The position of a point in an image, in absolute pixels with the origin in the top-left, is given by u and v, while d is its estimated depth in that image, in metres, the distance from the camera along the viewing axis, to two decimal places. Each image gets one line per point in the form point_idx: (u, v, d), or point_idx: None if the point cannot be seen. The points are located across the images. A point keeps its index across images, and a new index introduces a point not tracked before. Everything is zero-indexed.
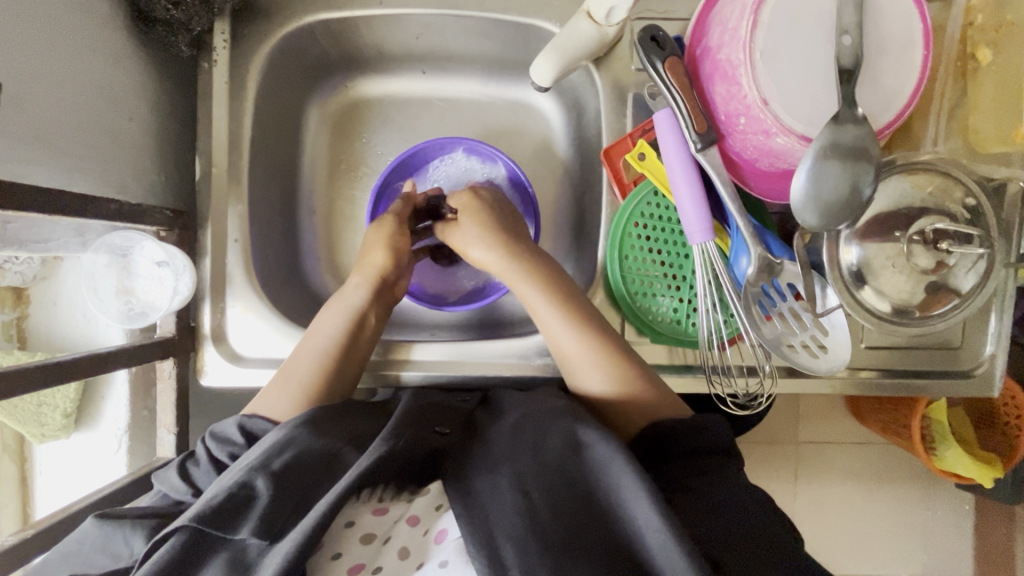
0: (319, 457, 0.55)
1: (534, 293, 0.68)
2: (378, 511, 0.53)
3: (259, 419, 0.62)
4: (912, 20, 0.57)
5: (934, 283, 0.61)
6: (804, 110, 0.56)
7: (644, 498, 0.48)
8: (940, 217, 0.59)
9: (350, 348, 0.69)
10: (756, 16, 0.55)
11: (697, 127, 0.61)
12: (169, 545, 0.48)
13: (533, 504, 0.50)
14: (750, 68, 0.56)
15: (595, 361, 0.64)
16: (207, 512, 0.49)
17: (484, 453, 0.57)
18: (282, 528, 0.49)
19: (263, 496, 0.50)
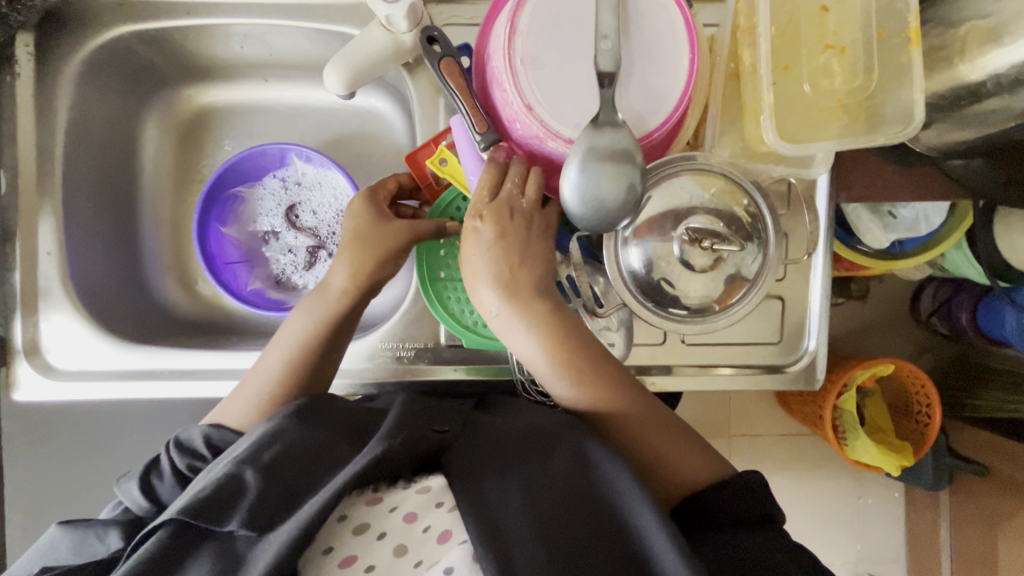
0: (307, 450, 0.55)
1: (532, 317, 0.62)
2: (372, 501, 0.53)
3: (223, 429, 0.63)
4: (676, 25, 0.59)
5: (715, 279, 0.62)
6: (568, 114, 0.58)
7: (642, 500, 0.51)
8: (707, 216, 0.61)
9: (317, 353, 0.67)
10: (513, 27, 0.57)
11: (477, 127, 0.60)
12: (156, 538, 0.50)
13: (534, 506, 0.51)
14: (510, 75, 0.57)
15: (582, 381, 0.62)
16: (195, 505, 0.50)
17: (482, 449, 0.57)
18: (271, 521, 0.50)
19: (251, 488, 0.51)
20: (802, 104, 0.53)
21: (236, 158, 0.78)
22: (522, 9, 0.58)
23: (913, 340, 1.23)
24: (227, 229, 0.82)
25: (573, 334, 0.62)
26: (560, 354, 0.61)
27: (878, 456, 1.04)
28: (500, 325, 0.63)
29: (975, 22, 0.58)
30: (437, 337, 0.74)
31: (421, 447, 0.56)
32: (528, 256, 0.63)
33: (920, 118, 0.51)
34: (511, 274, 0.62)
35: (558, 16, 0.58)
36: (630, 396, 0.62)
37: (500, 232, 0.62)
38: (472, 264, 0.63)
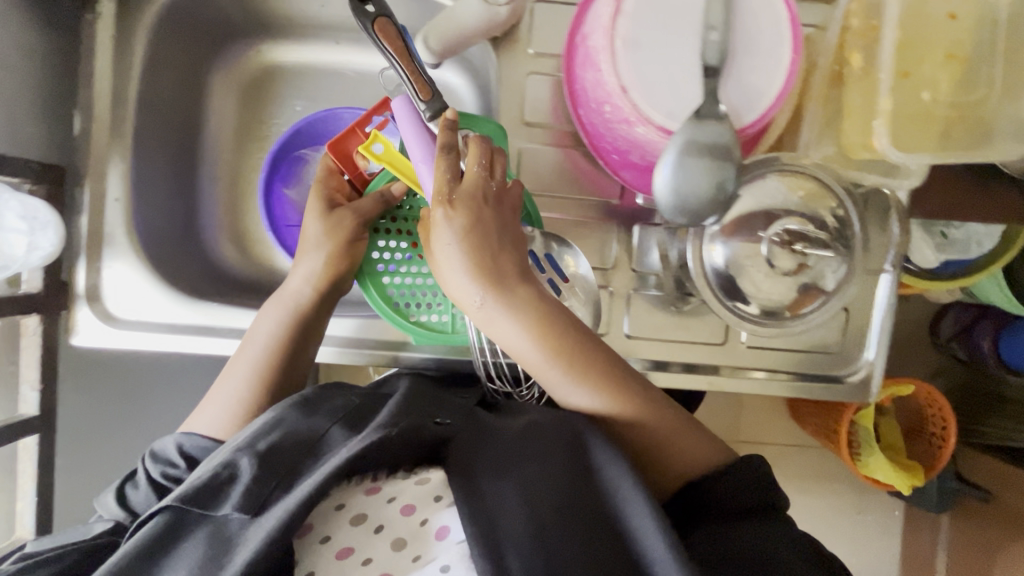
0: (304, 440, 0.55)
1: (518, 308, 0.59)
2: (371, 490, 0.52)
3: (196, 436, 0.62)
4: (781, 18, 0.57)
5: (797, 283, 0.61)
6: (663, 101, 0.56)
7: (640, 500, 0.49)
8: (801, 219, 0.60)
9: (286, 352, 0.68)
10: (618, 4, 0.55)
11: (421, 93, 0.62)
12: (154, 524, 0.50)
13: (531, 503, 0.50)
14: (609, 55, 0.55)
15: (577, 374, 0.59)
16: (191, 492, 0.50)
17: (482, 443, 0.55)
18: (264, 505, 0.49)
19: (245, 475, 0.51)
20: (919, 111, 0.52)
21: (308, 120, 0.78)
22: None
23: (931, 364, 1.24)
24: (290, 191, 0.80)
25: (562, 321, 0.60)
26: (544, 339, 0.59)
27: (891, 475, 1.04)
28: (484, 317, 0.60)
29: None
30: None
31: (421, 436, 0.55)
32: (501, 236, 0.61)
33: None
34: (486, 264, 0.60)
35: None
36: (627, 391, 0.60)
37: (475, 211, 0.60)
38: (444, 262, 0.60)
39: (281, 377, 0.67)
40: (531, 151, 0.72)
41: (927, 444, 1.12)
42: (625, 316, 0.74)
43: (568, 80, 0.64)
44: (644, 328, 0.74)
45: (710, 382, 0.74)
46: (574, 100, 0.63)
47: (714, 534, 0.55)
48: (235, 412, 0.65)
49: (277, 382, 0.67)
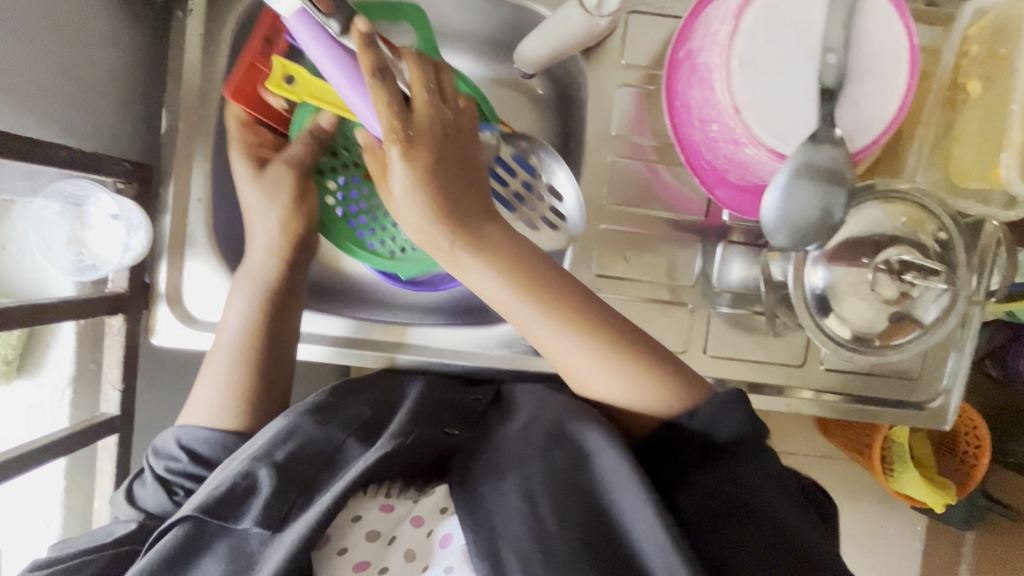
0: (320, 451, 0.57)
1: (484, 262, 0.57)
2: (385, 507, 0.57)
3: (191, 428, 0.64)
4: (901, 43, 0.55)
5: (896, 313, 0.60)
6: (776, 123, 0.55)
7: (633, 487, 0.49)
8: (909, 248, 0.59)
9: (263, 335, 0.67)
10: (737, 22, 0.54)
11: (324, 9, 0.51)
12: (173, 535, 0.52)
13: (531, 500, 0.52)
14: (725, 73, 0.54)
15: (562, 329, 0.57)
16: (211, 503, 0.52)
17: (484, 456, 0.59)
18: (285, 519, 0.52)
19: (266, 488, 0.53)
20: None
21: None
22: (750, 5, 0.54)
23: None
24: None
25: (532, 263, 0.57)
26: (526, 298, 0.57)
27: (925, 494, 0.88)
28: (451, 262, 0.58)
29: None
30: None
31: (428, 448, 0.61)
32: (466, 179, 0.58)
33: None
34: (447, 208, 0.56)
35: (786, 18, 0.54)
36: (636, 356, 0.57)
37: (435, 153, 0.56)
38: (398, 201, 0.57)
39: (269, 367, 0.67)
40: (617, 164, 0.71)
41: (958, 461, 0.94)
42: (704, 334, 0.73)
43: (667, 94, 0.63)
44: (721, 346, 0.73)
45: (785, 402, 0.74)
46: (673, 117, 0.62)
47: (697, 486, 0.52)
48: (233, 391, 0.66)
49: (264, 369, 0.67)
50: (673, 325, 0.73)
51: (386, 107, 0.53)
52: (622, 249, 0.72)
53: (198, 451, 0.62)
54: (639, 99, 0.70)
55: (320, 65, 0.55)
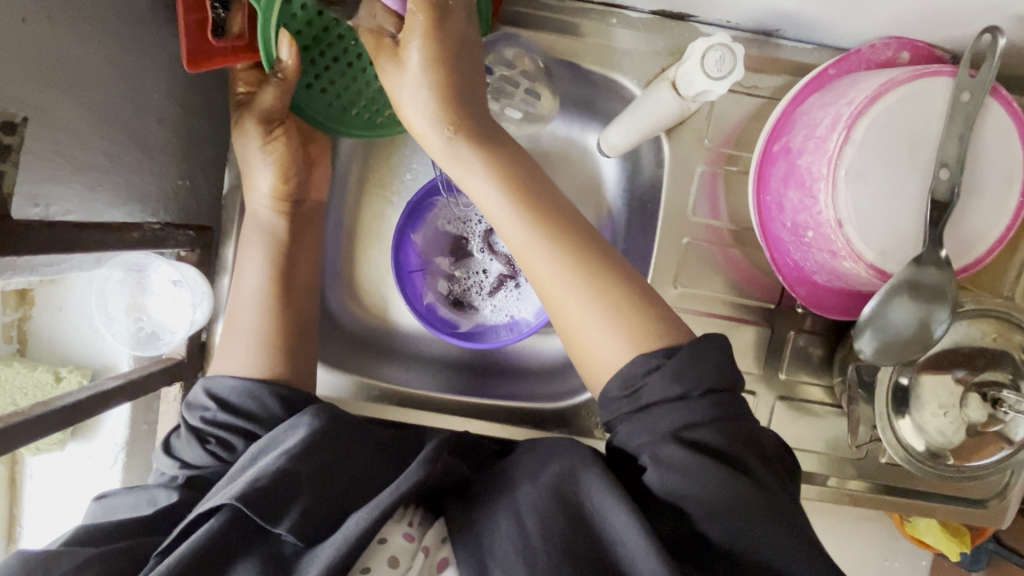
0: (353, 462, 0.52)
1: (484, 174, 0.55)
2: (407, 536, 0.50)
3: (221, 376, 0.57)
4: (1017, 160, 0.53)
5: (977, 432, 0.59)
6: (878, 238, 0.52)
7: (611, 499, 0.46)
8: (1006, 375, 0.57)
9: (298, 308, 0.63)
10: (849, 131, 0.51)
11: None
12: (209, 524, 0.46)
13: (526, 531, 0.47)
14: (831, 185, 0.51)
15: (551, 252, 0.53)
16: (251, 498, 0.46)
17: (513, 474, 0.53)
18: (319, 535, 0.47)
19: (301, 494, 0.48)
20: None
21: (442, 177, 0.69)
22: (863, 114, 0.51)
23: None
24: (416, 245, 0.72)
25: (531, 178, 0.56)
26: (525, 205, 0.54)
27: (941, 537, 0.79)
28: (450, 158, 0.56)
29: None
30: None
31: (450, 477, 0.54)
32: (475, 86, 0.57)
33: None
34: (455, 104, 0.55)
35: (898, 129, 0.51)
36: (625, 300, 0.52)
37: (450, 56, 0.55)
38: (406, 104, 0.55)
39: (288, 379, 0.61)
40: (691, 245, 0.68)
41: None
42: (767, 421, 0.71)
43: (755, 188, 0.61)
44: (783, 433, 0.71)
45: (844, 493, 0.72)
46: (762, 211, 0.61)
47: (664, 460, 0.45)
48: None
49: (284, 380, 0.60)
50: None
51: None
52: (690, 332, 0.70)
53: (228, 399, 0.56)
54: (717, 180, 0.67)
55: None
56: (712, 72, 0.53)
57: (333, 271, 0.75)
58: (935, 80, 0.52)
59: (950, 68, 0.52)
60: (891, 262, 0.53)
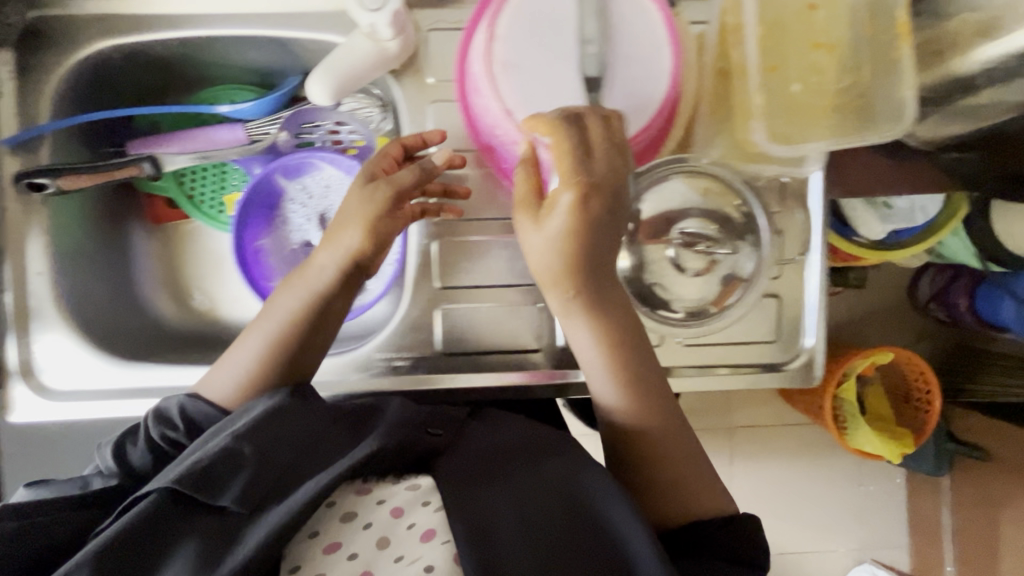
0: (307, 435, 0.56)
1: (586, 334, 0.57)
2: (360, 492, 0.56)
3: (201, 403, 0.61)
4: (655, 27, 0.58)
5: (713, 280, 0.63)
6: (548, 119, 0.56)
7: (623, 507, 0.53)
8: (707, 220, 0.62)
9: (307, 324, 0.64)
10: (492, 30, 0.56)
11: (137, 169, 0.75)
12: (143, 504, 0.50)
13: (522, 515, 0.54)
14: (489, 80, 0.56)
15: (640, 391, 0.58)
16: (190, 477, 0.51)
17: (545, 459, 0.59)
18: (261, 505, 0.51)
19: (245, 467, 0.52)
20: (793, 103, 0.51)
21: (271, 168, 0.79)
22: (500, 11, 0.56)
23: (915, 327, 1.26)
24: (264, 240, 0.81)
25: (635, 338, 0.58)
26: (625, 381, 0.58)
27: (879, 446, 1.04)
28: (561, 306, 0.56)
29: (966, 15, 0.57)
30: (432, 344, 0.73)
31: (413, 449, 0.59)
32: (609, 230, 0.53)
33: (912, 116, 0.50)
34: (580, 273, 0.54)
35: (540, 21, 0.57)
36: (647, 398, 0.59)
37: (605, 209, 0.52)
38: (532, 247, 0.54)
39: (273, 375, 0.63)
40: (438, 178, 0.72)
41: (916, 413, 1.12)
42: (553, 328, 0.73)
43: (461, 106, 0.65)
44: None
45: None
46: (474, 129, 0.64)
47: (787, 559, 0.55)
48: (240, 385, 0.63)
49: (273, 372, 0.63)
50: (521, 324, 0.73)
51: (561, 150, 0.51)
52: (460, 259, 0.73)
53: (198, 425, 0.60)
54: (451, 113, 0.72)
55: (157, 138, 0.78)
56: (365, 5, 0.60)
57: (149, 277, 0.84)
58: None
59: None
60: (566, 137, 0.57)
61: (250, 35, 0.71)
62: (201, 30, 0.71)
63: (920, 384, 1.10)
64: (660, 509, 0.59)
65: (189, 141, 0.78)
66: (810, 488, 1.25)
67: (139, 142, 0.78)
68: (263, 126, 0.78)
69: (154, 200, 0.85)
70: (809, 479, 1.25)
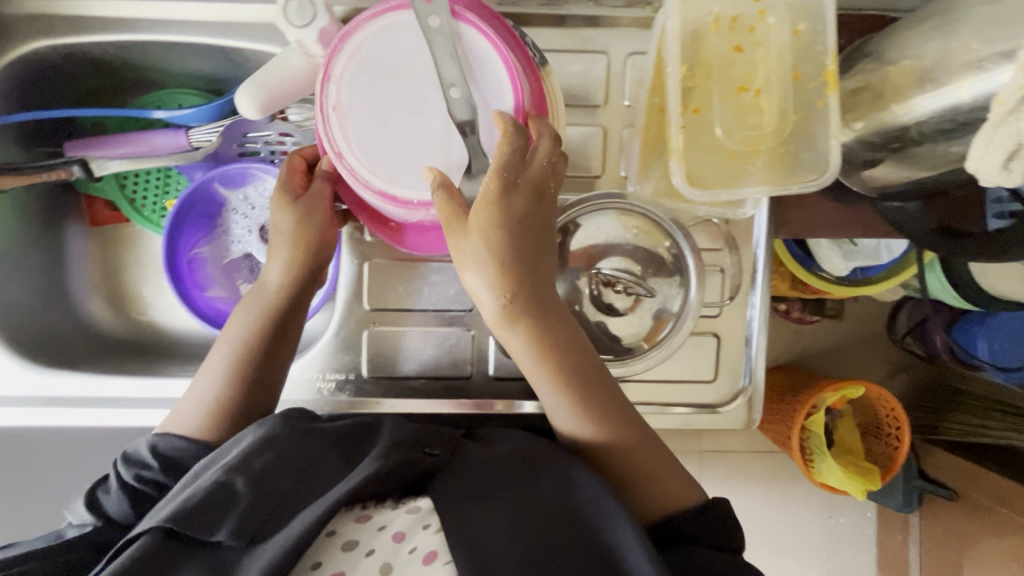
0: (298, 462, 0.54)
1: (517, 339, 0.55)
2: (361, 519, 0.53)
3: (170, 435, 0.59)
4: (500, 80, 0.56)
5: (640, 318, 0.64)
6: (380, 163, 0.56)
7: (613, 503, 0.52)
8: (630, 259, 0.63)
9: (266, 337, 0.63)
10: (329, 70, 0.55)
11: (65, 173, 0.74)
12: (137, 545, 0.48)
13: (515, 524, 0.51)
14: (323, 121, 0.55)
15: (572, 399, 0.58)
16: (183, 512, 0.49)
17: (533, 475, 0.57)
18: (260, 532, 0.49)
19: (241, 497, 0.50)
20: (711, 148, 0.51)
21: (208, 177, 0.75)
22: (338, 52, 0.56)
23: (889, 360, 1.24)
24: (201, 248, 0.79)
25: (566, 343, 0.56)
26: (567, 396, 0.57)
27: (844, 480, 1.00)
28: (496, 318, 0.54)
29: (904, 63, 0.56)
30: (359, 369, 0.72)
31: (412, 470, 0.58)
32: (530, 241, 0.53)
33: (834, 166, 0.49)
34: (513, 271, 0.52)
35: (391, 67, 0.56)
36: (609, 417, 0.58)
37: (522, 221, 0.51)
38: (466, 255, 0.51)
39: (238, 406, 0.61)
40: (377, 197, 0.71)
41: (880, 447, 1.10)
42: (485, 354, 0.72)
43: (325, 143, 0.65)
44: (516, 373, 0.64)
45: None
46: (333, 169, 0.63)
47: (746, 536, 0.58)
48: (209, 413, 0.60)
49: (256, 394, 0.62)
50: (453, 348, 0.72)
51: (451, 189, 0.52)
52: (393, 279, 0.71)
53: (175, 464, 0.58)
54: None
55: (94, 141, 0.76)
56: (293, 21, 0.58)
57: (91, 282, 0.84)
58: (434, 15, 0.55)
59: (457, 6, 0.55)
60: (399, 186, 0.56)
61: (191, 42, 0.70)
62: (139, 35, 0.70)
63: (890, 419, 1.07)
64: (643, 506, 0.59)
65: (126, 146, 0.76)
66: (772, 521, 1.21)
67: (75, 144, 0.77)
68: (204, 135, 0.76)
69: (94, 202, 0.83)
70: (772, 514, 1.21)
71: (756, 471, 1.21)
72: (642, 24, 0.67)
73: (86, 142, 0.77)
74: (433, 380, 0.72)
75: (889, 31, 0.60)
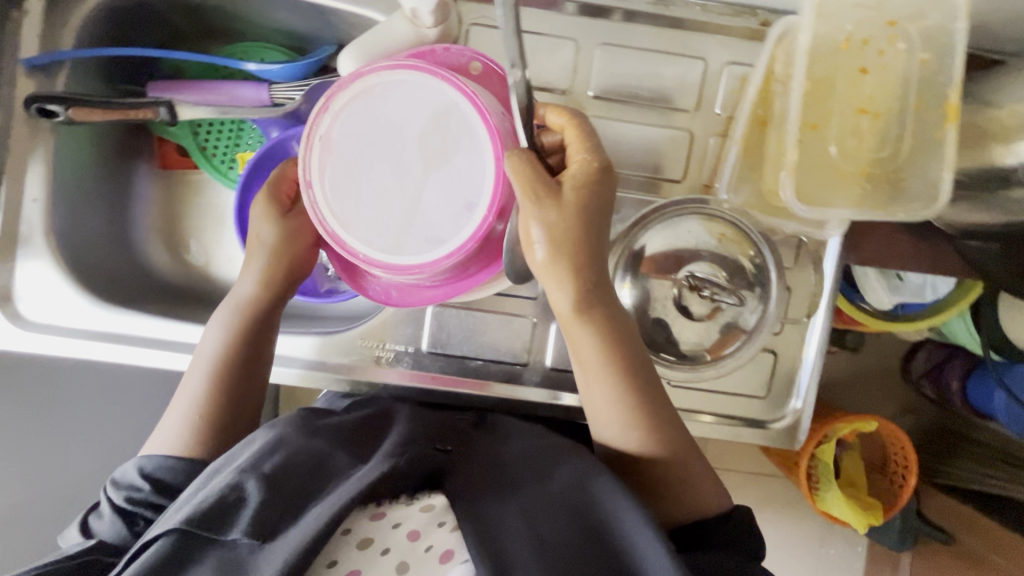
0: (307, 460, 0.55)
1: (585, 328, 0.57)
2: (377, 516, 0.53)
3: (157, 457, 0.61)
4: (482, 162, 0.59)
5: (716, 326, 0.64)
6: (340, 204, 0.59)
7: (628, 506, 0.51)
8: (712, 265, 0.64)
9: (242, 350, 0.66)
10: (328, 104, 0.59)
11: (151, 113, 0.74)
12: (156, 547, 0.48)
13: (533, 529, 0.51)
14: (307, 148, 0.59)
15: (629, 399, 0.59)
16: (197, 515, 0.48)
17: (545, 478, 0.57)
18: (274, 529, 0.48)
19: (253, 498, 0.50)
20: (826, 165, 0.52)
21: (286, 135, 0.74)
22: (342, 90, 0.59)
23: (901, 400, 1.24)
24: None
25: (633, 342, 0.59)
26: (622, 396, 0.59)
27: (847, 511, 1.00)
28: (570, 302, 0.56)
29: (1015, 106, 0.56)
30: (418, 343, 0.72)
31: (424, 466, 0.57)
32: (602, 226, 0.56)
33: (942, 200, 0.50)
34: (588, 248, 0.55)
35: (382, 122, 0.59)
36: (664, 427, 0.60)
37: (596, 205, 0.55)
38: (552, 223, 0.54)
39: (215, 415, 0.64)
40: None
41: (886, 483, 1.10)
42: (543, 343, 0.72)
43: None
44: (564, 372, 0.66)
45: None
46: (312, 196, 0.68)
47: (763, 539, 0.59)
48: (187, 429, 0.63)
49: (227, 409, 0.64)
50: (512, 333, 0.72)
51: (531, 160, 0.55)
52: None
53: (163, 481, 0.60)
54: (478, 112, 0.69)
55: (179, 84, 0.77)
56: None
57: (146, 223, 0.84)
58: (440, 89, 0.59)
59: (469, 88, 0.58)
60: (349, 234, 0.60)
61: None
62: None
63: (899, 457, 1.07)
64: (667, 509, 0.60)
65: (212, 93, 0.77)
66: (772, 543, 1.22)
67: (159, 85, 0.77)
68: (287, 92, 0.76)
69: (165, 144, 0.83)
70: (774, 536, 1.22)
71: (764, 492, 1.22)
72: (744, 35, 0.67)
73: (171, 84, 0.77)
74: (490, 363, 0.72)
75: (999, 73, 0.60)
